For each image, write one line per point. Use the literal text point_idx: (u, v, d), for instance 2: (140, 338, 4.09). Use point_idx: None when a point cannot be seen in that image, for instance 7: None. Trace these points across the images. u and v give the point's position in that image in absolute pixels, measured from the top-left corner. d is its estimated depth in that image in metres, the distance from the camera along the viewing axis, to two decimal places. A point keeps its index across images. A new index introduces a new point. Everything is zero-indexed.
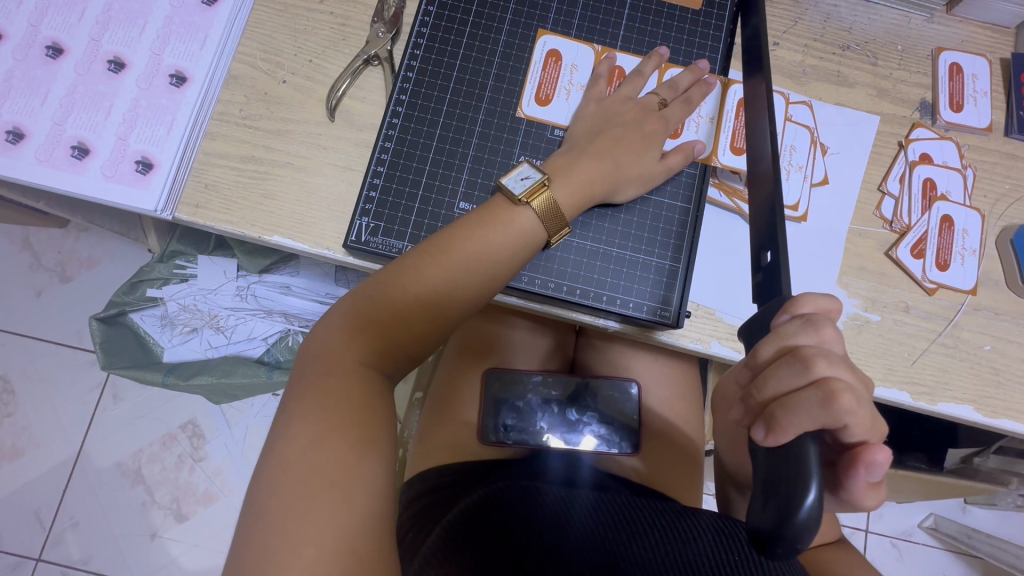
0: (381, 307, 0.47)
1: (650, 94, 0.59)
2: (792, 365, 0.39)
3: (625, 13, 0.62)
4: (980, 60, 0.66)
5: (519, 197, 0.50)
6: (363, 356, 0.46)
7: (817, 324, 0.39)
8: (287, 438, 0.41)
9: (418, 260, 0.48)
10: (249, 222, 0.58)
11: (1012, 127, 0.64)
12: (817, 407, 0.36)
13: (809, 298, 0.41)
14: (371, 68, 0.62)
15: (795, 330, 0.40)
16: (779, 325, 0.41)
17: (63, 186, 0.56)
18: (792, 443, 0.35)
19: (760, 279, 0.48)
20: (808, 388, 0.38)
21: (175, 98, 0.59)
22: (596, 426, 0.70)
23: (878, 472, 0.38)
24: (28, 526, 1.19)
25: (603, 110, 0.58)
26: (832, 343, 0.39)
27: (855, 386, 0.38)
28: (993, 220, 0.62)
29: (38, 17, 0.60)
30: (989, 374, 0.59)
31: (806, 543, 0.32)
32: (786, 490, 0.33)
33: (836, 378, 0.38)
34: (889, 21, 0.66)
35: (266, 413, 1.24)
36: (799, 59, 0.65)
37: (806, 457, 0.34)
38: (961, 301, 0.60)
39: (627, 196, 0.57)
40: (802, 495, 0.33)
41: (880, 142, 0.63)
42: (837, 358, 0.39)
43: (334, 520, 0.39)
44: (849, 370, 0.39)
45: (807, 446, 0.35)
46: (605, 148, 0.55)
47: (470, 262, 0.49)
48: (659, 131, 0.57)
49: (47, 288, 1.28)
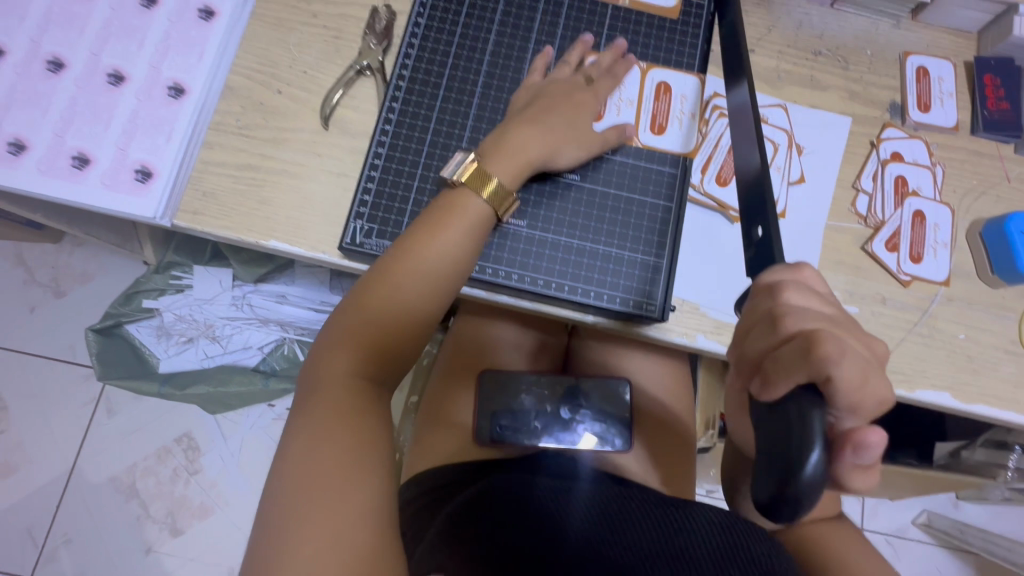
0: (382, 293, 0.49)
1: (622, 91, 0.62)
2: (767, 324, 0.39)
3: (606, 22, 0.65)
4: (945, 63, 0.69)
5: (496, 188, 0.53)
6: (364, 349, 0.48)
7: (775, 286, 0.40)
8: (293, 444, 0.44)
9: (380, 272, 0.50)
10: (247, 228, 0.60)
11: (977, 126, 0.67)
12: (797, 362, 0.35)
13: (774, 269, 0.42)
14: (364, 78, 0.64)
15: (772, 286, 0.41)
16: (752, 297, 0.42)
17: (63, 196, 0.58)
18: (795, 407, 0.34)
19: (753, 254, 0.49)
20: (789, 343, 0.37)
21: (174, 109, 0.61)
22: (590, 423, 0.72)
23: (869, 455, 0.34)
24: (21, 544, 1.18)
25: (580, 103, 0.60)
26: (810, 302, 0.39)
27: (849, 344, 0.36)
28: (963, 214, 0.65)
29: (39, 34, 0.62)
30: (965, 362, 0.61)
31: (812, 501, 0.32)
32: (788, 446, 0.32)
33: (820, 330, 0.37)
34: (858, 28, 0.70)
35: (262, 423, 1.25)
36: (773, 64, 0.68)
37: (809, 423, 0.32)
38: (934, 293, 0.63)
39: (604, 180, 0.59)
40: (807, 452, 0.32)
41: (853, 143, 0.66)
42: (816, 296, 0.40)
43: (339, 517, 0.40)
44: (820, 304, 0.40)
45: (811, 411, 0.33)
46: (583, 137, 0.58)
47: (428, 260, 0.50)
48: (632, 121, 0.60)
49: (42, 303, 1.28)
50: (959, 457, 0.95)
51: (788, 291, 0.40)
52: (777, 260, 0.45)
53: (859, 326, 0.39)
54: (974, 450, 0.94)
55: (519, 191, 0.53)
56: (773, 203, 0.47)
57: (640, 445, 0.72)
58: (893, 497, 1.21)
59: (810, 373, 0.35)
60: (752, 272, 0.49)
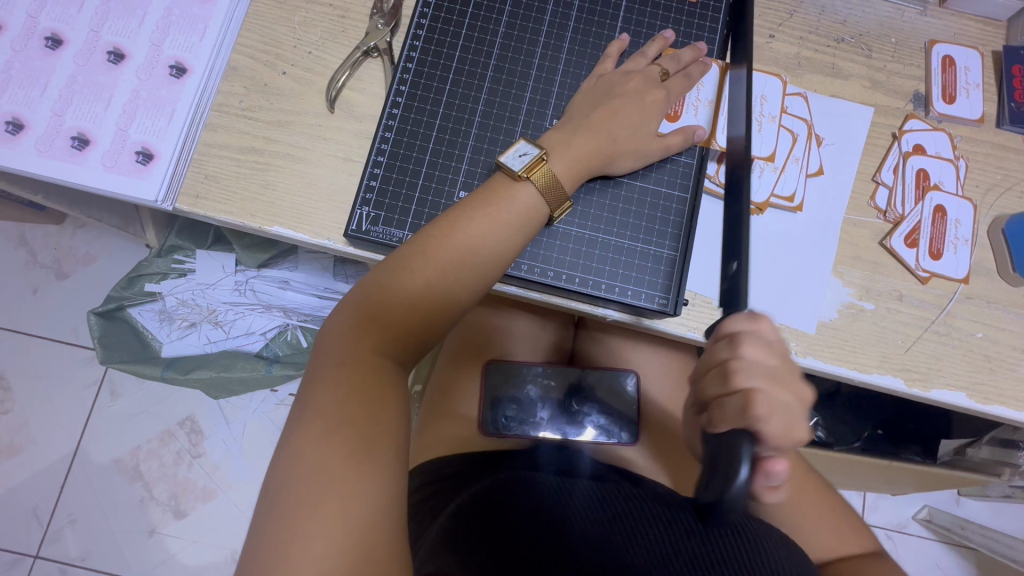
0: (417, 272, 0.48)
1: (652, 66, 0.59)
2: (720, 372, 0.42)
3: (623, 5, 0.63)
4: (973, 52, 0.66)
5: (518, 173, 0.51)
6: (387, 335, 0.47)
7: (738, 341, 0.42)
8: (302, 434, 0.41)
9: (428, 241, 0.49)
10: (250, 213, 0.58)
11: (1003, 119, 0.65)
12: (736, 414, 0.40)
13: (735, 316, 0.43)
14: (371, 60, 0.62)
15: (731, 336, 0.42)
16: (710, 339, 0.44)
17: (63, 176, 0.56)
18: (727, 441, 0.38)
19: (725, 287, 0.58)
20: (732, 395, 0.40)
21: (175, 89, 0.59)
22: (596, 415, 0.71)
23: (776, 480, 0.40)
24: (26, 524, 1.19)
25: (603, 84, 0.58)
26: (761, 356, 0.41)
27: (779, 402, 0.40)
28: (985, 210, 0.63)
29: (37, 9, 0.60)
30: (981, 361, 0.60)
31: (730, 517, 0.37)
32: (721, 469, 0.37)
33: (760, 388, 0.40)
34: (883, 14, 0.67)
35: (264, 408, 1.25)
36: (794, 51, 0.66)
37: (738, 456, 0.37)
38: (953, 290, 0.61)
39: (623, 168, 0.57)
40: (735, 475, 0.36)
41: (874, 134, 0.64)
42: (769, 349, 0.42)
43: (347, 515, 0.39)
44: (771, 357, 0.42)
45: (742, 448, 0.37)
46: (601, 120, 0.55)
47: (475, 240, 0.49)
48: (660, 101, 0.58)
49: (44, 285, 1.27)
50: (964, 454, 0.94)
51: (745, 346, 0.41)
52: (740, 303, 0.54)
53: (795, 371, 0.43)
54: (980, 447, 0.92)
55: (537, 176, 0.52)
56: (747, 249, 0.55)
57: (647, 436, 0.71)
58: (896, 492, 1.21)
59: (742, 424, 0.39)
60: (723, 306, 0.58)
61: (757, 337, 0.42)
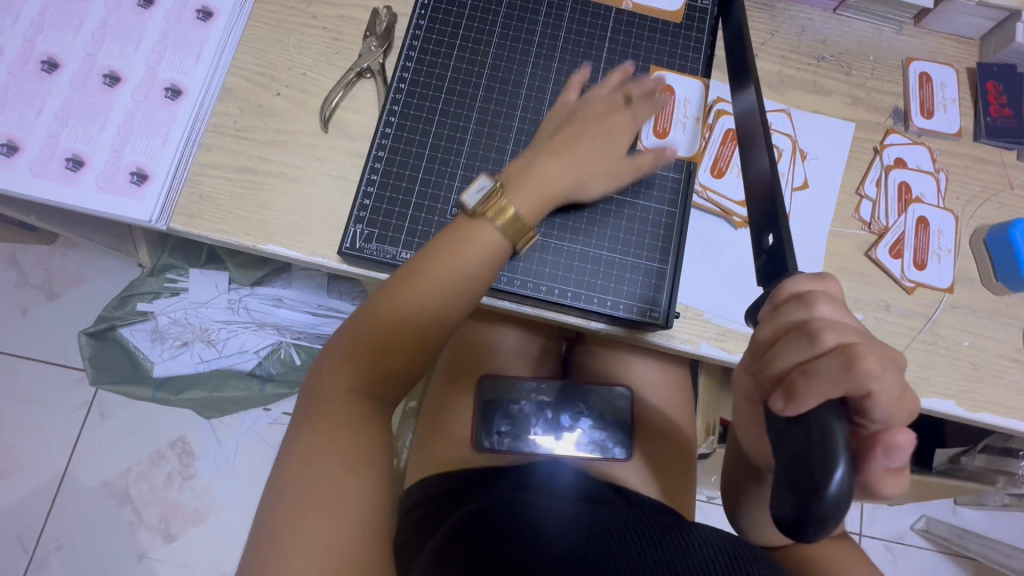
0: (412, 295, 0.48)
1: (616, 91, 0.60)
2: (800, 337, 0.38)
3: (609, 26, 0.65)
4: (948, 69, 0.69)
5: (475, 210, 0.50)
6: (382, 357, 0.47)
7: (812, 301, 0.39)
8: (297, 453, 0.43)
9: (424, 263, 0.49)
10: (244, 231, 0.58)
11: (980, 132, 0.67)
12: (836, 374, 0.35)
13: (798, 279, 0.42)
14: (364, 80, 0.63)
15: (800, 297, 0.40)
16: (774, 307, 0.41)
17: (56, 198, 0.57)
18: (817, 419, 0.34)
19: (764, 261, 0.48)
20: (825, 357, 0.36)
21: (171, 111, 0.60)
22: (591, 430, 0.71)
23: (897, 456, 0.35)
24: (11, 551, 1.16)
25: (568, 111, 0.59)
26: (840, 313, 0.38)
27: (882, 354, 0.36)
28: (966, 221, 0.65)
29: (33, 33, 0.61)
30: (969, 369, 0.61)
31: (838, 518, 0.32)
32: (812, 458, 0.33)
33: (857, 343, 0.36)
34: (861, 33, 0.69)
35: (257, 428, 1.23)
36: (776, 69, 0.67)
37: (831, 436, 0.33)
38: (938, 300, 0.62)
39: (595, 190, 0.57)
40: (831, 465, 0.32)
41: (856, 148, 0.66)
42: (841, 307, 0.39)
43: (336, 536, 0.39)
44: (852, 319, 0.39)
45: (832, 422, 0.34)
46: (561, 147, 0.55)
47: (472, 263, 0.49)
48: (626, 124, 0.58)
49: (34, 306, 1.26)
50: (960, 462, 0.94)
51: (820, 303, 0.39)
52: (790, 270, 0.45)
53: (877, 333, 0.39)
54: (974, 455, 0.93)
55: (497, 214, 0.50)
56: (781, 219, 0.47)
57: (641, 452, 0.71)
58: (893, 503, 1.21)
59: (843, 386, 0.35)
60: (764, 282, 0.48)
61: (826, 294, 0.40)
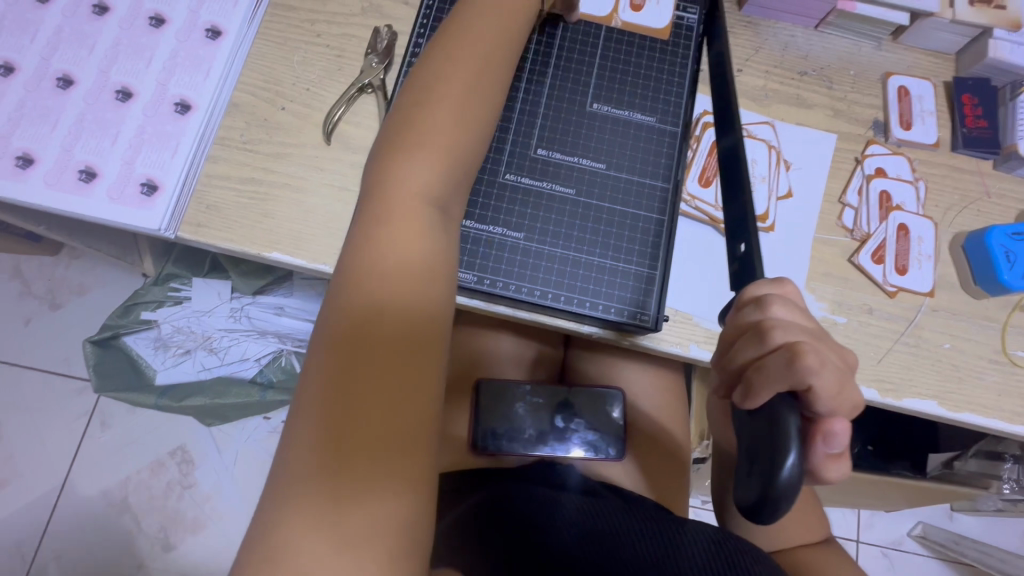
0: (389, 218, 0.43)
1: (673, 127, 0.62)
2: (755, 336, 0.40)
3: (600, 43, 0.68)
4: (925, 83, 0.72)
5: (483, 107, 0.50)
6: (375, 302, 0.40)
7: (767, 303, 0.41)
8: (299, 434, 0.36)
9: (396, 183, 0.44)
10: (249, 240, 0.61)
11: (958, 142, 0.70)
12: (782, 371, 0.37)
13: (759, 283, 0.43)
14: (365, 95, 0.66)
15: (758, 299, 0.42)
16: (736, 309, 0.43)
17: (68, 208, 0.59)
18: (773, 413, 0.37)
19: (736, 268, 0.51)
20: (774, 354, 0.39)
21: (180, 125, 0.63)
22: (584, 432, 0.73)
23: (835, 442, 0.39)
24: (10, 560, 1.16)
25: None
26: (795, 316, 0.41)
27: (828, 355, 0.39)
28: (945, 227, 0.67)
29: (49, 52, 0.63)
30: (950, 370, 0.63)
31: (789, 503, 0.35)
32: (767, 451, 0.36)
33: (805, 342, 0.39)
34: (841, 49, 0.73)
35: (258, 435, 1.24)
36: (760, 83, 0.70)
37: (786, 429, 0.36)
38: (919, 303, 0.64)
39: None
40: (783, 457, 0.35)
41: (838, 158, 0.69)
42: (798, 307, 0.41)
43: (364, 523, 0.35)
44: (807, 320, 0.41)
45: (788, 418, 0.36)
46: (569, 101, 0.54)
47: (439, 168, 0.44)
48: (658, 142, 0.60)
49: (37, 315, 1.28)
50: (953, 467, 0.95)
51: (775, 305, 0.41)
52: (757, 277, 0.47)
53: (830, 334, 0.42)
54: (967, 461, 0.94)
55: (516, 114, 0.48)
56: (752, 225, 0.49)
57: (634, 456, 0.73)
58: (890, 509, 1.21)
59: (792, 383, 0.37)
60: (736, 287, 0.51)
61: (785, 298, 0.42)
